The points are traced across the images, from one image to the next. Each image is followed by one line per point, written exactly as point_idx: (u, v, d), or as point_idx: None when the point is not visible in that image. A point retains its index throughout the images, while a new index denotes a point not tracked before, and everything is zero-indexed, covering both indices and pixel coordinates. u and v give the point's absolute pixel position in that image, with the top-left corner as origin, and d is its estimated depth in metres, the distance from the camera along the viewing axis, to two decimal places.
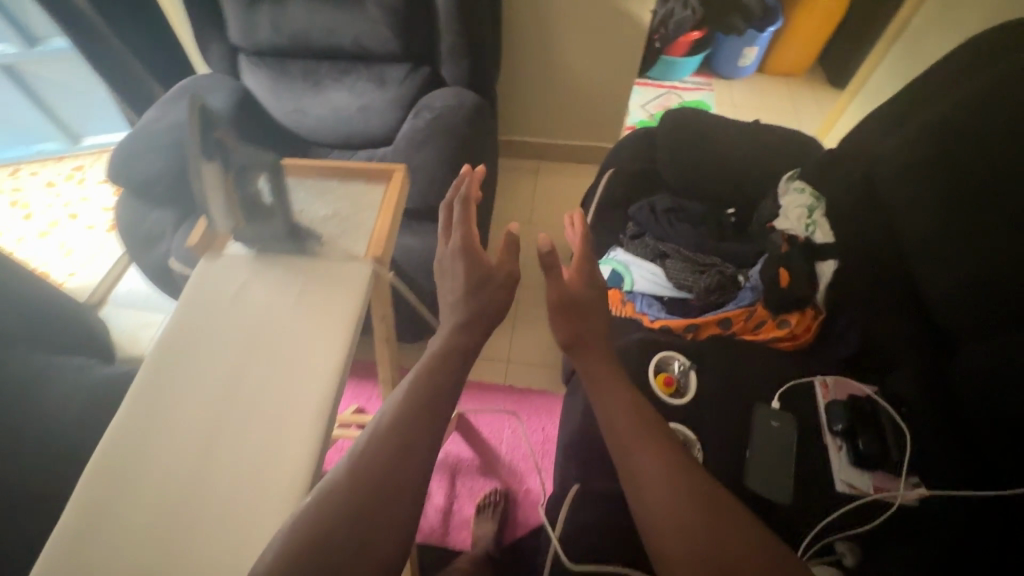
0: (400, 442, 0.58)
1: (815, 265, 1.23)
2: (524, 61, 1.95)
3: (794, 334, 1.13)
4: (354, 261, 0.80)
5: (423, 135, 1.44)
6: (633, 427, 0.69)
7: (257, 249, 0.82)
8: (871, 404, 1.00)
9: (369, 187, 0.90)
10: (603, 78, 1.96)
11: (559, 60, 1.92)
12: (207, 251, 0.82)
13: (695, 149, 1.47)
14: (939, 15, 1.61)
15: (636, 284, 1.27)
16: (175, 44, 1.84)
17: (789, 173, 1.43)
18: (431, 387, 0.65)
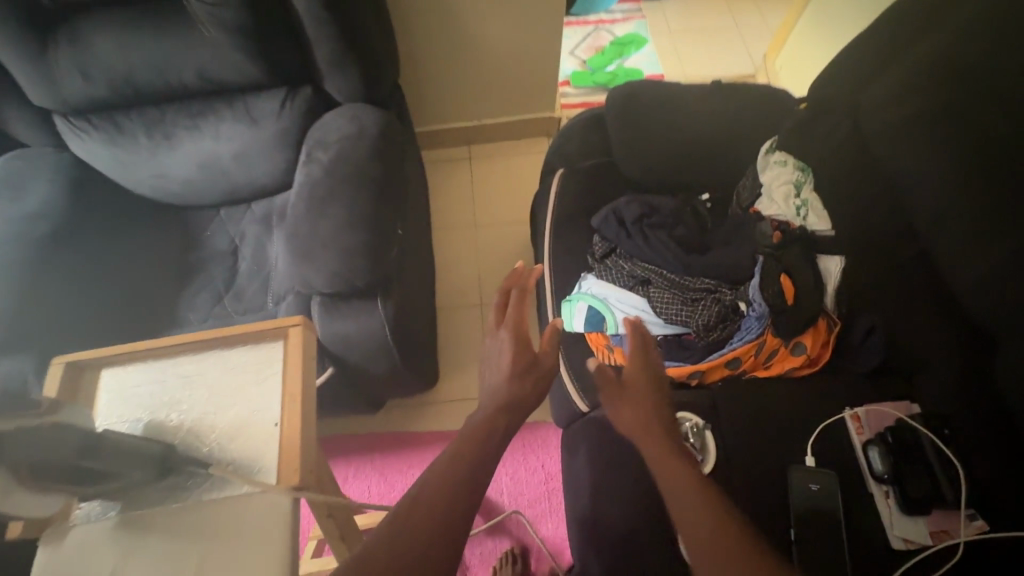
0: (433, 527, 0.66)
1: (818, 262, 1.07)
2: (424, 40, 1.57)
3: (812, 359, 0.98)
4: (263, 492, 0.57)
5: (323, 188, 1.13)
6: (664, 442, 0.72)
7: (124, 506, 0.58)
8: (911, 434, 0.89)
9: (258, 352, 0.64)
10: (524, 44, 1.63)
11: (466, 31, 1.55)
12: (47, 532, 0.57)
13: (653, 133, 1.22)
14: None
15: (621, 326, 1.09)
16: None
17: (766, 143, 1.19)
18: (467, 477, 0.71)
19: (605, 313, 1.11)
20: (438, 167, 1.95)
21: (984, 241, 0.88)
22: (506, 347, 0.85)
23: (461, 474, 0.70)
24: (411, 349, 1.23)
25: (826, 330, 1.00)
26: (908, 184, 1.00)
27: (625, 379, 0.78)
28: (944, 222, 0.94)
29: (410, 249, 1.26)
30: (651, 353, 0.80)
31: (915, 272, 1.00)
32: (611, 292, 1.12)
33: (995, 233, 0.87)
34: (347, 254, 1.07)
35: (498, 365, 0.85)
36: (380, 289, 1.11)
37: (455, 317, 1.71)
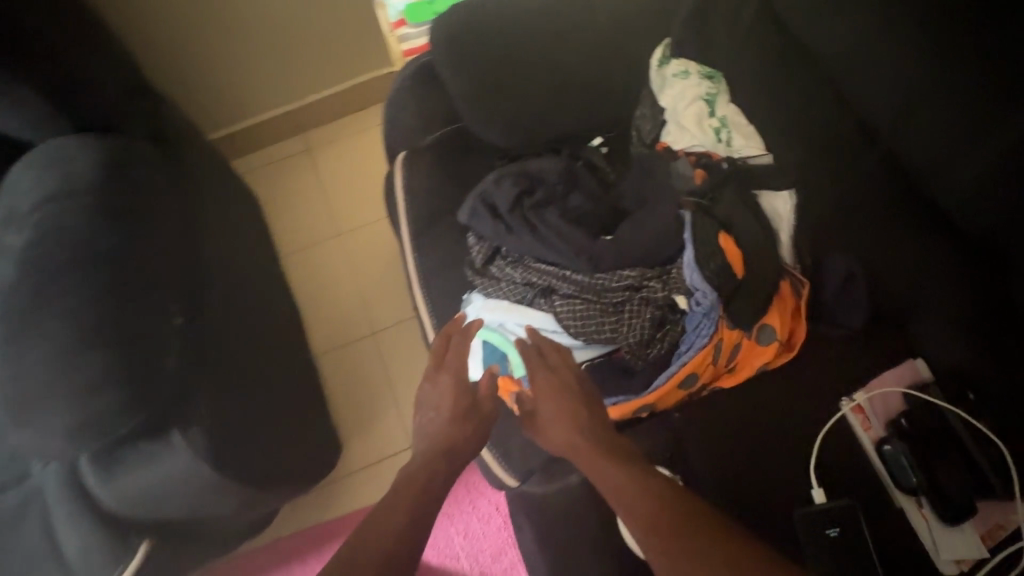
0: None
1: (758, 203, 0.79)
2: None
3: (782, 345, 0.72)
4: None
5: (27, 278, 0.73)
6: (595, 451, 0.62)
7: None
8: (932, 417, 0.66)
9: None
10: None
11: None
12: None
13: (504, 74, 0.87)
14: None
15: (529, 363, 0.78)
16: None
17: (658, 50, 0.88)
18: None
19: (502, 344, 0.80)
20: (267, 172, 1.47)
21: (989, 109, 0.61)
22: (439, 396, 0.72)
23: None
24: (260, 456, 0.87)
25: (793, 297, 0.74)
26: (856, 66, 0.73)
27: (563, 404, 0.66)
28: (927, 110, 0.66)
29: (213, 325, 0.87)
30: (550, 360, 0.70)
31: (888, 186, 0.74)
32: (506, 313, 0.81)
33: (1010, 102, 0.59)
34: (81, 372, 0.69)
35: (438, 410, 0.73)
36: (161, 406, 0.73)
37: (343, 359, 1.33)
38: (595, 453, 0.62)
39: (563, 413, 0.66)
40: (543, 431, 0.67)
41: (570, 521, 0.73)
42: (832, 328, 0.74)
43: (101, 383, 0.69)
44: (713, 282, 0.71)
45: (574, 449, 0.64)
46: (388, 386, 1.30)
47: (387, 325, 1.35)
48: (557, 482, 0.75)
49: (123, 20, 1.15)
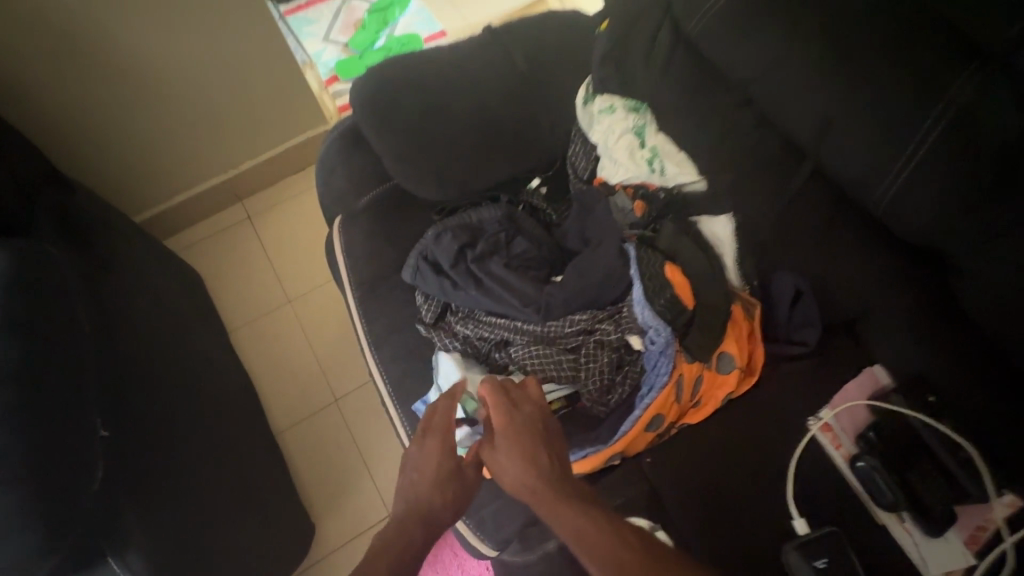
0: None
1: (699, 230, 0.79)
2: (70, 61, 1.08)
3: (743, 371, 0.71)
4: None
5: None
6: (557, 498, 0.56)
7: None
8: (897, 427, 0.65)
9: None
10: (222, 32, 1.17)
11: (125, 33, 1.08)
12: None
13: (432, 127, 0.86)
14: None
15: None
16: None
17: (581, 91, 0.89)
18: None
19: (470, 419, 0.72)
20: (207, 246, 1.42)
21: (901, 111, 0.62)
22: None
23: None
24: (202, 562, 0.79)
25: (746, 318, 0.73)
26: (770, 86, 0.75)
27: (526, 447, 0.61)
28: (840, 122, 0.68)
29: (144, 426, 0.80)
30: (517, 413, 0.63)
31: (814, 198, 0.76)
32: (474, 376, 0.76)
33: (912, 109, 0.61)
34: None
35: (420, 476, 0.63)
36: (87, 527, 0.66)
37: (308, 435, 1.25)
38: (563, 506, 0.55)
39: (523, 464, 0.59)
40: (505, 477, 0.60)
41: None
42: (789, 346, 0.74)
43: (13, 509, 0.61)
44: (665, 316, 0.69)
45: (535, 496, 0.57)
46: (357, 454, 1.24)
47: (349, 389, 1.29)
48: (534, 548, 0.70)
49: (25, 104, 1.08)
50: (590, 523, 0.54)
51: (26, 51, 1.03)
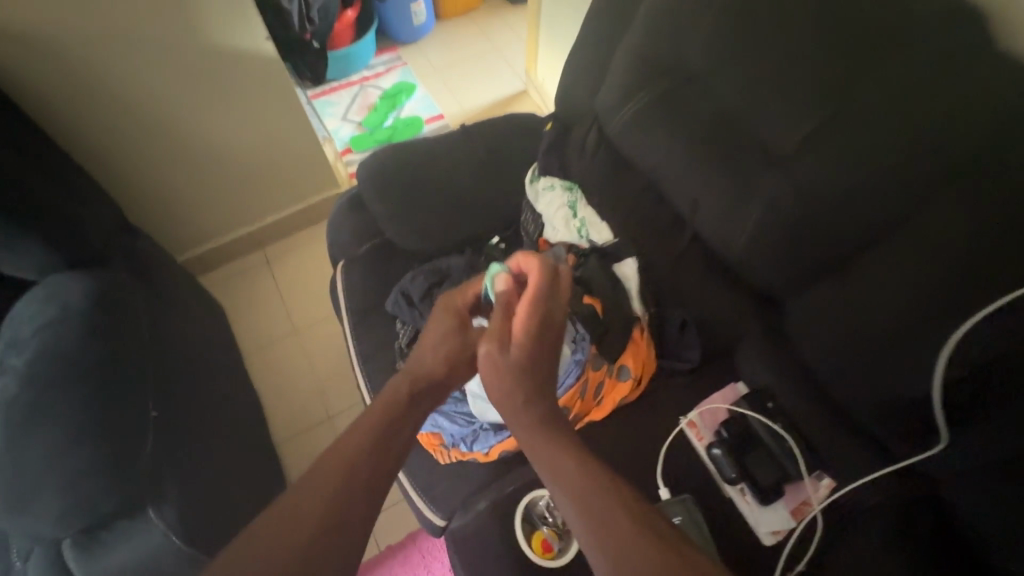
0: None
1: (614, 272, 1.04)
2: (151, 145, 1.35)
3: (637, 379, 0.95)
4: None
5: (17, 388, 0.91)
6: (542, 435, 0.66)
7: None
8: (742, 424, 0.88)
9: None
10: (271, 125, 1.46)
11: None
12: None
13: (417, 195, 1.14)
14: None
15: (478, 438, 0.95)
16: None
17: (529, 172, 1.19)
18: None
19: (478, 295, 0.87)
20: (232, 284, 1.69)
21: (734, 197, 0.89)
22: None
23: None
24: (215, 529, 0.99)
25: (643, 339, 0.98)
26: (659, 175, 1.03)
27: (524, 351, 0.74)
28: (703, 201, 0.95)
29: (181, 417, 1.03)
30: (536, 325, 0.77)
31: (693, 255, 1.02)
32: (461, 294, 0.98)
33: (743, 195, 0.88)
34: (71, 455, 0.85)
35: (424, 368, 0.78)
36: (138, 487, 0.87)
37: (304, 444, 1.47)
38: (543, 441, 0.66)
39: (520, 376, 0.72)
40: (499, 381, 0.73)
41: (485, 547, 0.87)
42: (675, 363, 0.99)
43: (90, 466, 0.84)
44: (587, 329, 0.95)
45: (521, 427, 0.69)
46: None
47: (342, 408, 1.52)
48: (472, 512, 0.91)
49: (108, 179, 1.36)
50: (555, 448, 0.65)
51: (121, 145, 1.32)
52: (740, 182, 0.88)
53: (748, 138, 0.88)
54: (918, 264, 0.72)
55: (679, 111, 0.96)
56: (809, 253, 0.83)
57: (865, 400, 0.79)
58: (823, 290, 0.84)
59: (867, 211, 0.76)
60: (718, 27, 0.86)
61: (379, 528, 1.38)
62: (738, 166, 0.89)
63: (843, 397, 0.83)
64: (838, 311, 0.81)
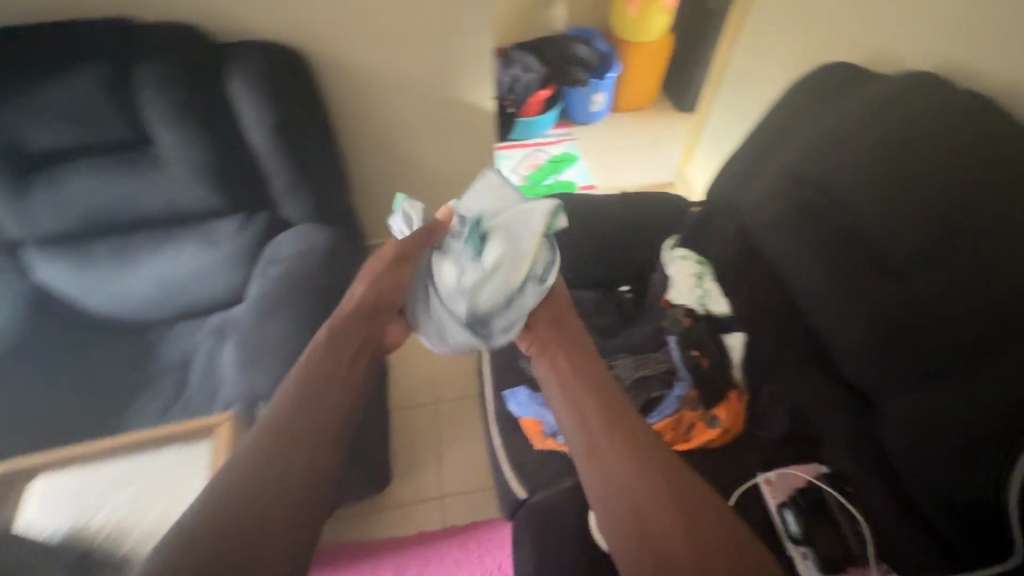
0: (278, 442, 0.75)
1: (722, 339, 1.18)
2: (384, 157, 1.73)
3: (725, 430, 1.06)
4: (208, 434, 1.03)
5: (275, 297, 1.29)
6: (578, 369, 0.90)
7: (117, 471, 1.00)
8: (816, 494, 0.96)
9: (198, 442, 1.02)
10: (469, 170, 1.81)
11: None
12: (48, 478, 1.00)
13: (573, 234, 1.40)
14: (757, 64, 1.79)
15: None
16: None
17: (667, 242, 1.41)
18: (293, 415, 0.78)
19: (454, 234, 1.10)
20: None
21: (853, 307, 1.03)
22: None
23: (295, 419, 0.78)
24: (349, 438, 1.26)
25: (736, 402, 1.09)
26: (786, 267, 1.18)
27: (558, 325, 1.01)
28: (820, 300, 1.09)
29: None
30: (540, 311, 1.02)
31: (803, 344, 1.14)
32: (517, 222, 1.04)
33: (860, 301, 1.02)
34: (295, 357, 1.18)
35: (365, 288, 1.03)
36: None
37: (410, 415, 1.74)
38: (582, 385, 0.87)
39: (558, 340, 0.98)
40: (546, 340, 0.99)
41: (563, 532, 1.03)
42: (762, 431, 1.08)
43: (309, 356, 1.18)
44: (688, 371, 1.10)
45: (565, 372, 0.91)
46: (437, 442, 1.69)
47: (449, 395, 1.78)
48: (553, 490, 1.09)
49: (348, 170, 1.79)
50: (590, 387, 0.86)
51: (370, 152, 1.71)
52: (861, 285, 1.02)
53: (873, 251, 1.02)
54: (984, 376, 0.82)
55: (827, 224, 1.10)
56: (908, 365, 0.93)
57: (935, 497, 0.86)
58: (913, 397, 0.92)
59: (961, 333, 0.86)
60: (876, 159, 1.03)
61: (451, 504, 1.57)
62: (864, 274, 1.02)
63: (914, 495, 0.90)
64: (921, 416, 0.89)
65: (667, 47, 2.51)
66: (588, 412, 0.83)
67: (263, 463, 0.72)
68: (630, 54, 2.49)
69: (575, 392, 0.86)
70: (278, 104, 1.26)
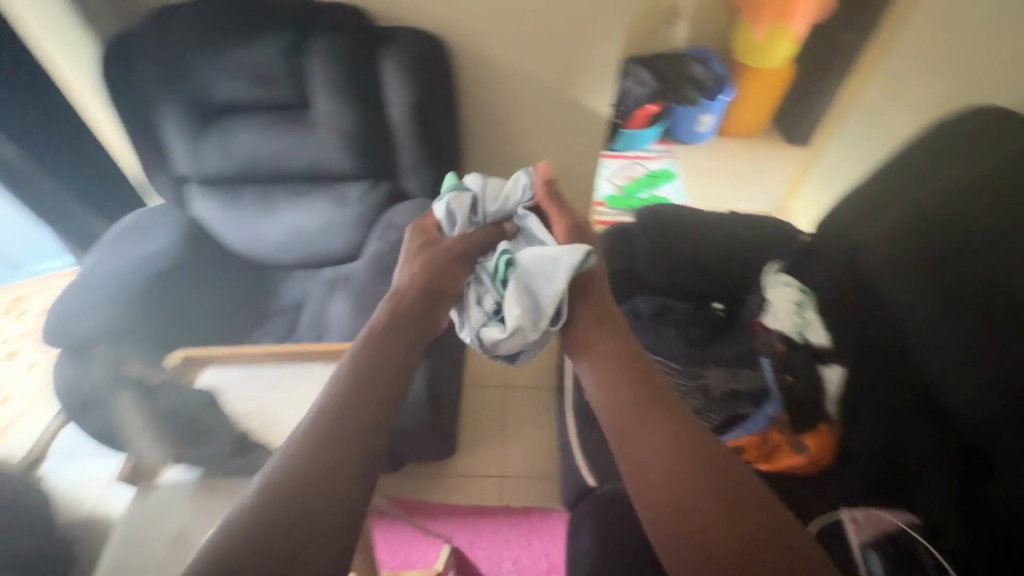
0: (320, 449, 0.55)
1: (819, 370, 1.15)
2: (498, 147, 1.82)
3: (812, 459, 1.04)
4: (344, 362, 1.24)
5: (389, 260, 1.43)
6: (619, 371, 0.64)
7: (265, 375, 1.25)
8: (909, 542, 0.89)
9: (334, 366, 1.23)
10: (573, 172, 1.87)
11: None
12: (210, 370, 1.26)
13: (674, 245, 1.43)
14: (885, 105, 1.84)
15: None
16: (127, 184, 1.77)
17: (770, 266, 1.38)
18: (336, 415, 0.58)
19: (479, 262, 0.92)
20: None
21: (974, 360, 0.98)
22: None
23: (349, 418, 0.59)
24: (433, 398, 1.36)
25: (827, 434, 1.07)
26: (902, 309, 1.16)
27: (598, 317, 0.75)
28: (937, 347, 1.06)
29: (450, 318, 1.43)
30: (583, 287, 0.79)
31: (907, 391, 1.10)
32: (537, 269, 0.82)
33: (978, 354, 0.98)
34: None
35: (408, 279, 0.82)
36: None
37: (479, 396, 1.82)
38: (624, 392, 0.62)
39: (597, 334, 0.71)
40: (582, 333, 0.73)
41: (627, 526, 1.05)
42: (851, 471, 1.05)
43: None
44: (779, 393, 1.10)
45: (606, 375, 0.65)
46: (502, 425, 1.75)
47: (520, 383, 1.84)
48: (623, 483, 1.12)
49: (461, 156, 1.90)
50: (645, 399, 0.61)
51: (487, 141, 1.81)
52: (979, 338, 0.98)
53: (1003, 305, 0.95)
54: None
55: (953, 269, 1.07)
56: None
57: None
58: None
59: None
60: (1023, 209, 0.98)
61: (507, 486, 1.62)
62: (987, 324, 0.97)
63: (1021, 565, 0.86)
64: None
65: (785, 75, 2.43)
66: (644, 438, 0.57)
67: (294, 474, 0.53)
68: (745, 78, 2.44)
69: (621, 403, 0.61)
70: (421, 84, 1.37)
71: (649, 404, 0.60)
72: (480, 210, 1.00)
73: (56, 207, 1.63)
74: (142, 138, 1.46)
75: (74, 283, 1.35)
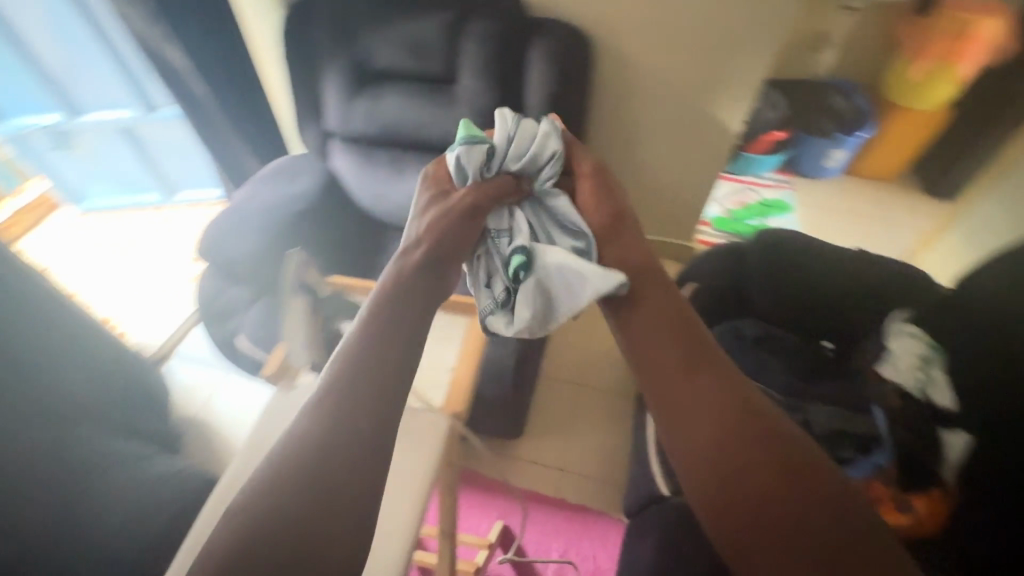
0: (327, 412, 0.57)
1: (940, 434, 1.09)
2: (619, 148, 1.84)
3: (920, 522, 1.01)
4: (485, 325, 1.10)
5: None
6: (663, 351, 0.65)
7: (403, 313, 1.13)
8: None
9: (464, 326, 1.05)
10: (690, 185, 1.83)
11: None
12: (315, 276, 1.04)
13: (791, 272, 1.36)
14: None
15: None
16: None
17: (898, 312, 1.25)
18: (344, 377, 0.60)
19: (488, 229, 0.87)
20: None
21: None
22: None
23: (354, 372, 0.61)
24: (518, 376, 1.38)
25: (942, 502, 1.02)
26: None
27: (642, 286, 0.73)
28: None
29: None
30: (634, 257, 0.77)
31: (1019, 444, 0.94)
32: (560, 277, 0.78)
33: None
34: None
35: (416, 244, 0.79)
36: None
37: (553, 387, 1.84)
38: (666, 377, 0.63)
39: (646, 304, 0.71)
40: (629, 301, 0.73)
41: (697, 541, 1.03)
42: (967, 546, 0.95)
43: None
44: (892, 446, 1.08)
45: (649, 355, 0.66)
46: (572, 421, 1.75)
47: (596, 384, 1.84)
48: None
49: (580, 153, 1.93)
50: (686, 381, 0.61)
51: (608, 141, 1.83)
52: None
53: None
54: None
55: None
56: None
57: None
58: None
59: None
60: None
61: (567, 480, 1.63)
62: None
63: None
64: None
65: (943, 121, 2.22)
66: (686, 426, 0.58)
67: (304, 441, 0.55)
68: (895, 118, 2.26)
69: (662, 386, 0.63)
70: (564, 75, 1.41)
71: (694, 385, 0.61)
72: (495, 164, 0.91)
73: (221, 142, 1.85)
74: (304, 92, 1.62)
75: (227, 209, 1.55)
